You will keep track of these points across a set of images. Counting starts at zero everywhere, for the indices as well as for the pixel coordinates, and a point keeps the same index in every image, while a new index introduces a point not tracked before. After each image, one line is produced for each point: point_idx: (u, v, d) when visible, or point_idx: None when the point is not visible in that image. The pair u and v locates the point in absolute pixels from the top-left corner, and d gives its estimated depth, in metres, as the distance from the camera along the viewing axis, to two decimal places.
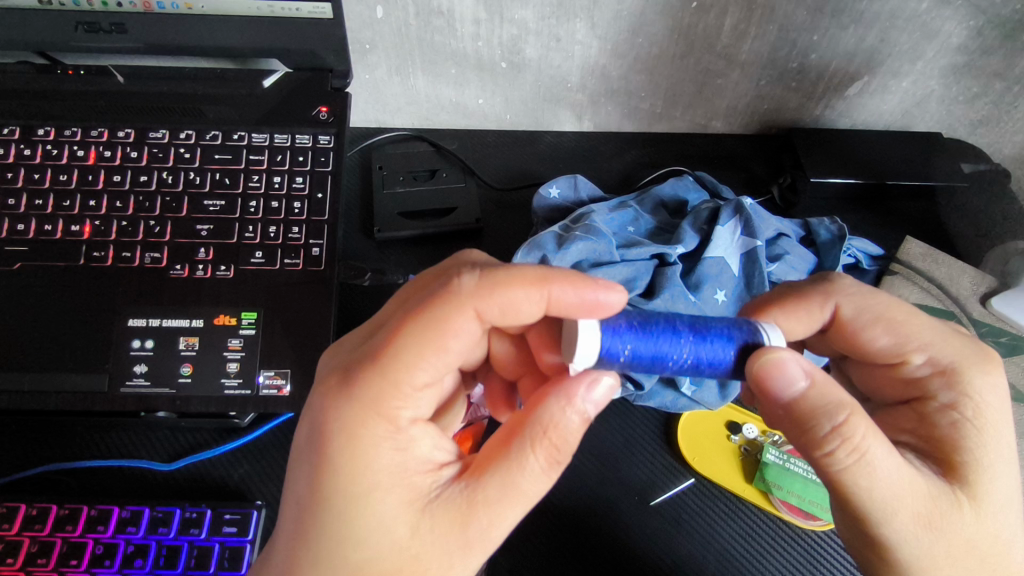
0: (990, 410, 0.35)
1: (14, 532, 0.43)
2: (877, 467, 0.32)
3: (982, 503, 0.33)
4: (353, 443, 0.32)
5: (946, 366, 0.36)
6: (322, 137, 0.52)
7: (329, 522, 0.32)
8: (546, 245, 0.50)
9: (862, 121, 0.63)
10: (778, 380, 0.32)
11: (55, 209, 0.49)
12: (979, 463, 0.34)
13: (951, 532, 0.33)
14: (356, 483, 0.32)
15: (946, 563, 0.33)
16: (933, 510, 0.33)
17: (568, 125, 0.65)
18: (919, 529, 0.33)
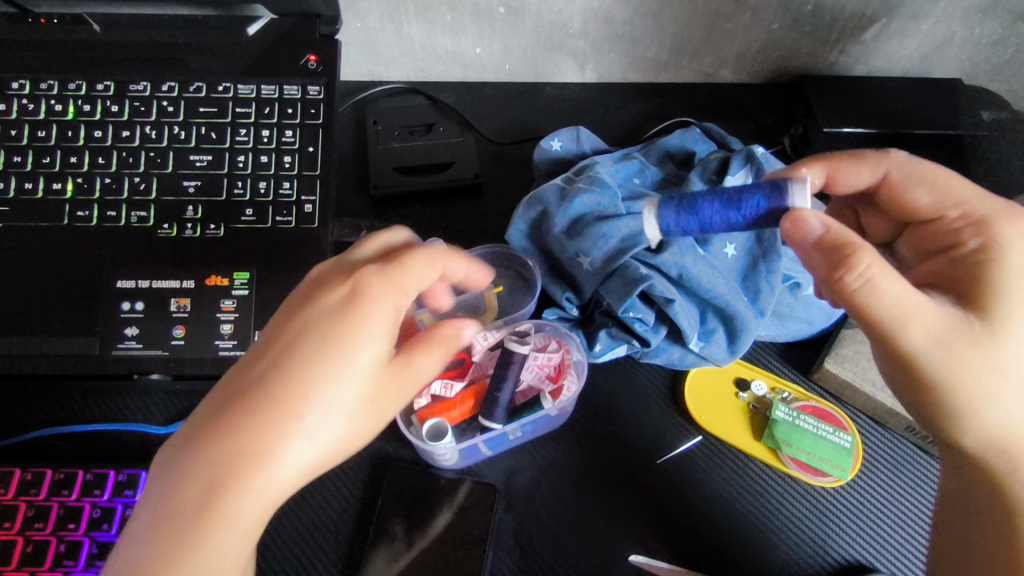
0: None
1: (10, 496, 0.42)
2: (890, 287, 0.33)
3: (998, 333, 0.34)
4: (316, 343, 0.34)
5: (980, 216, 0.37)
6: (311, 88, 0.49)
7: (255, 410, 0.32)
8: (548, 198, 0.48)
9: (878, 68, 0.60)
10: (803, 224, 0.36)
11: (34, 167, 0.46)
12: (1001, 297, 0.35)
13: (972, 348, 0.34)
14: (297, 378, 0.33)
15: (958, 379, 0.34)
16: (943, 323, 0.34)
17: (570, 76, 0.62)
18: (936, 344, 0.34)
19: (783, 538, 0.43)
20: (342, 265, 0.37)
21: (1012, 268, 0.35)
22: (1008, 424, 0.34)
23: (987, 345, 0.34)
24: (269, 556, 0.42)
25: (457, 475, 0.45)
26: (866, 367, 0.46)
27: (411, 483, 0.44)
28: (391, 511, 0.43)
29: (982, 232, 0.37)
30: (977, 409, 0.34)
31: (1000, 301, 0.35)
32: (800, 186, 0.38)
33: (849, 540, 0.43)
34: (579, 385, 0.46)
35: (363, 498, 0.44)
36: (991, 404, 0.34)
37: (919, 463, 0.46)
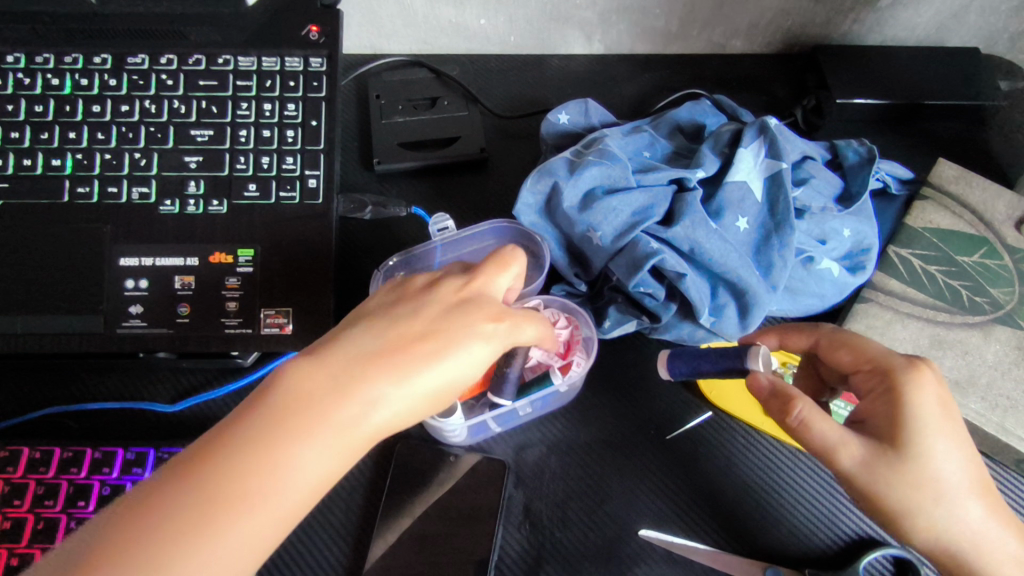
0: (930, 410, 0.35)
1: (19, 474, 0.42)
2: (823, 429, 0.36)
3: (922, 468, 0.34)
4: (441, 338, 0.33)
5: (881, 365, 0.37)
6: (313, 60, 0.48)
7: (363, 373, 0.31)
8: (557, 171, 0.46)
9: (893, 37, 0.59)
10: (757, 381, 0.39)
11: (32, 143, 0.45)
12: (915, 436, 0.35)
13: (903, 479, 0.34)
14: (404, 361, 0.32)
15: (902, 507, 0.34)
16: (875, 456, 0.35)
17: (577, 48, 0.61)
18: (873, 476, 0.35)
19: (793, 513, 0.43)
20: (485, 276, 0.36)
21: (920, 408, 0.35)
22: (959, 539, 0.34)
23: (915, 476, 0.34)
24: None
25: (466, 451, 0.45)
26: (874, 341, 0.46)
27: (420, 459, 0.44)
28: (400, 488, 0.43)
29: (883, 386, 0.36)
30: (928, 531, 0.35)
31: (916, 433, 0.35)
32: (758, 353, 0.40)
33: (857, 516, 0.43)
34: (588, 361, 0.45)
35: (373, 475, 0.44)
36: (939, 524, 0.34)
37: None
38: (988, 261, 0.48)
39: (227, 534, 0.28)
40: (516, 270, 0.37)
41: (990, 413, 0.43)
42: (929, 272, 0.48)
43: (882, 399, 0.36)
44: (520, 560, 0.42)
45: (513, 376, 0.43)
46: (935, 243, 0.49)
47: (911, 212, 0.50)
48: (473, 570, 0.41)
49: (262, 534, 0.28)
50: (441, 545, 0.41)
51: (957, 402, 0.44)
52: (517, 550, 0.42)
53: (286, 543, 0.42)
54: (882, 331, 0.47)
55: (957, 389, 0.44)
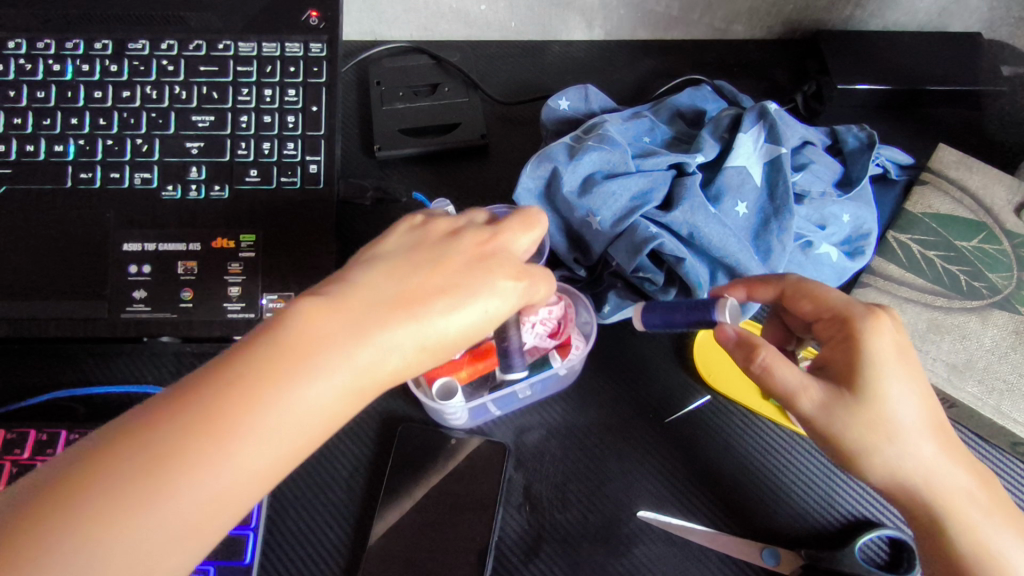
0: (885, 355, 0.36)
1: (26, 456, 0.42)
2: (785, 374, 0.36)
3: (876, 409, 0.35)
4: (459, 292, 0.33)
5: (844, 314, 0.38)
6: (313, 45, 0.48)
7: (377, 318, 0.31)
8: (557, 156, 0.47)
9: (895, 22, 0.59)
10: (723, 330, 0.39)
11: (35, 129, 0.46)
12: (871, 379, 0.36)
13: (862, 420, 0.35)
14: (418, 311, 0.31)
15: (858, 445, 0.36)
16: (834, 399, 0.36)
17: (577, 34, 0.61)
18: (830, 416, 0.36)
19: (793, 494, 0.43)
20: (509, 233, 0.36)
21: (877, 353, 0.36)
22: (912, 476, 0.35)
23: (871, 416, 0.35)
24: (284, 514, 0.43)
25: (467, 434, 0.45)
26: None
27: (421, 442, 0.45)
28: (402, 470, 0.44)
29: (845, 334, 0.37)
30: (882, 468, 0.36)
31: (874, 377, 0.36)
32: (727, 304, 0.39)
33: (855, 497, 0.44)
34: (587, 344, 0.45)
35: (375, 458, 0.45)
36: (895, 462, 0.35)
37: None
38: (987, 246, 0.48)
39: (224, 466, 0.27)
40: (540, 234, 0.37)
41: (987, 396, 0.43)
42: (927, 258, 0.48)
43: (844, 346, 0.37)
44: (520, 541, 0.42)
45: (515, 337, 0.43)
46: (934, 228, 0.49)
47: (911, 198, 0.50)
48: (473, 550, 0.41)
49: (252, 472, 0.28)
50: (443, 525, 0.42)
51: (954, 385, 0.44)
52: (518, 531, 0.42)
53: (291, 524, 0.43)
54: None
55: (955, 372, 0.44)
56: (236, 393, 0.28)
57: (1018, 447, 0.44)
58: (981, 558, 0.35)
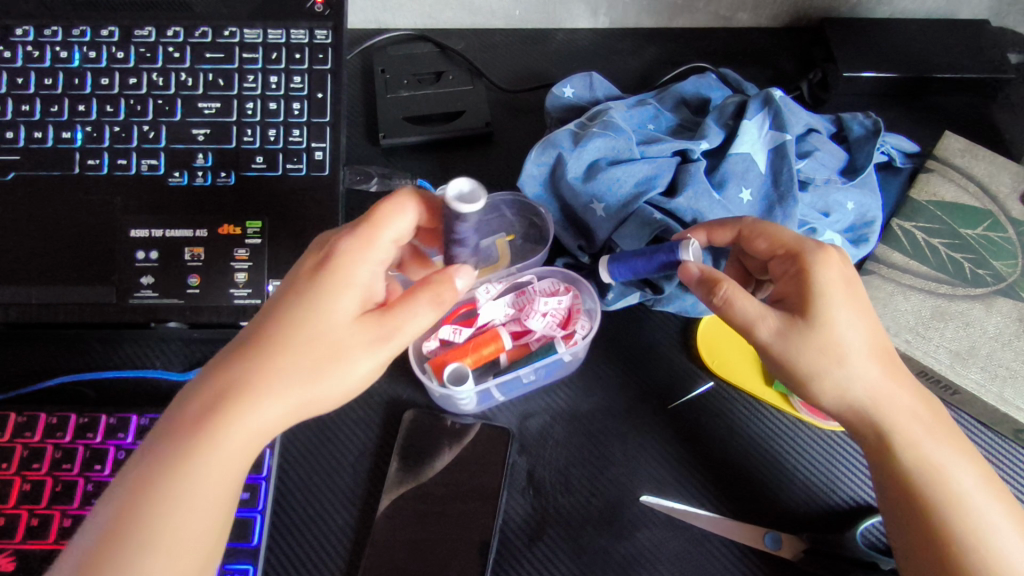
0: (833, 284, 0.37)
1: (37, 439, 0.43)
2: (743, 304, 0.37)
3: (826, 334, 0.36)
4: (289, 298, 0.36)
5: (792, 248, 0.39)
6: (319, 32, 0.48)
7: (223, 359, 0.35)
8: (561, 142, 0.47)
9: (902, 9, 0.58)
10: (685, 271, 0.40)
11: (43, 116, 0.46)
12: (820, 306, 0.37)
13: (810, 344, 0.36)
14: (260, 331, 0.35)
15: (811, 370, 0.36)
16: (788, 326, 0.37)
17: (582, 22, 0.61)
18: (784, 342, 0.37)
19: (802, 485, 0.43)
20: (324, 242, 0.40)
21: (825, 281, 0.37)
22: (861, 398, 0.37)
23: (820, 341, 0.36)
24: (291, 499, 0.44)
25: (474, 419, 0.46)
26: (880, 314, 0.46)
27: (426, 427, 0.45)
28: (408, 454, 0.44)
29: (796, 264, 0.38)
30: (834, 392, 0.37)
31: (825, 305, 0.37)
32: (687, 244, 0.41)
33: (856, 481, 0.44)
34: (593, 326, 0.46)
35: (380, 443, 0.45)
36: (844, 385, 0.36)
37: None
38: (993, 234, 0.48)
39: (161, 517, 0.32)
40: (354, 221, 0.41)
41: (991, 383, 0.43)
42: (931, 245, 0.48)
43: (794, 278, 0.38)
44: (524, 525, 0.42)
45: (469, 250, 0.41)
46: (939, 216, 0.49)
47: (915, 185, 0.50)
48: (479, 535, 0.41)
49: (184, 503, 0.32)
50: (449, 509, 0.42)
51: (957, 372, 0.44)
52: (522, 515, 0.43)
53: (298, 509, 0.43)
54: (883, 306, 0.46)
55: (958, 360, 0.44)
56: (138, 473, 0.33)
57: (1021, 434, 0.44)
58: (925, 473, 0.36)
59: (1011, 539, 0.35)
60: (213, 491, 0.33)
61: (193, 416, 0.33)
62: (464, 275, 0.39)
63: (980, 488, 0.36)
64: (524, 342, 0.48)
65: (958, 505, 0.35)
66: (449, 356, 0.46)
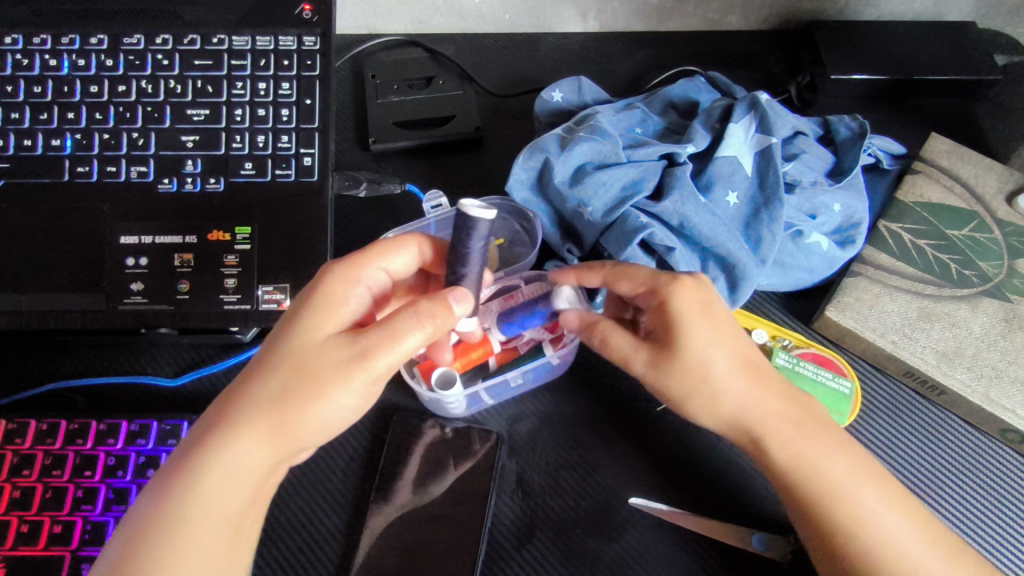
0: (685, 312, 0.38)
1: (27, 445, 0.43)
2: (612, 343, 0.40)
3: (684, 365, 0.38)
4: (281, 330, 0.37)
5: (648, 281, 0.39)
6: (307, 39, 0.48)
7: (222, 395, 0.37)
8: (548, 147, 0.47)
9: (890, 11, 0.59)
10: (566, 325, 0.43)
11: (33, 124, 0.46)
12: (677, 336, 0.38)
13: (670, 374, 0.38)
14: (250, 366, 0.36)
15: (685, 397, 0.39)
16: (656, 359, 0.38)
17: (572, 26, 0.61)
18: (655, 375, 0.39)
19: None
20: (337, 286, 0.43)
21: (679, 311, 0.38)
22: (733, 416, 0.38)
23: (686, 369, 0.38)
24: (281, 503, 0.44)
25: (464, 423, 0.46)
26: (867, 316, 0.46)
27: (415, 432, 0.45)
28: (397, 458, 0.44)
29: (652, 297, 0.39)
30: (708, 416, 0.39)
31: (681, 333, 0.38)
32: (561, 291, 0.44)
33: None
34: None
35: (370, 448, 0.45)
36: (713, 406, 0.38)
37: (919, 408, 0.46)
38: (978, 235, 0.48)
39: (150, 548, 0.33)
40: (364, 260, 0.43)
41: (976, 383, 0.44)
42: (918, 246, 0.48)
43: (655, 310, 0.39)
44: (513, 528, 0.42)
45: (475, 276, 0.39)
46: (926, 217, 0.49)
47: (902, 187, 0.51)
48: (467, 537, 0.42)
49: (166, 532, 0.33)
50: (438, 511, 0.43)
51: (943, 372, 0.44)
52: (511, 518, 0.43)
53: (288, 514, 0.43)
54: (870, 308, 0.46)
55: (944, 360, 0.44)
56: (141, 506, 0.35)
57: (1007, 434, 0.44)
58: (801, 471, 0.38)
59: (894, 520, 0.37)
60: (197, 518, 0.33)
61: (183, 452, 0.35)
62: (462, 300, 0.37)
63: (858, 476, 0.38)
64: (512, 344, 0.48)
65: (838, 496, 0.37)
66: (434, 351, 0.44)
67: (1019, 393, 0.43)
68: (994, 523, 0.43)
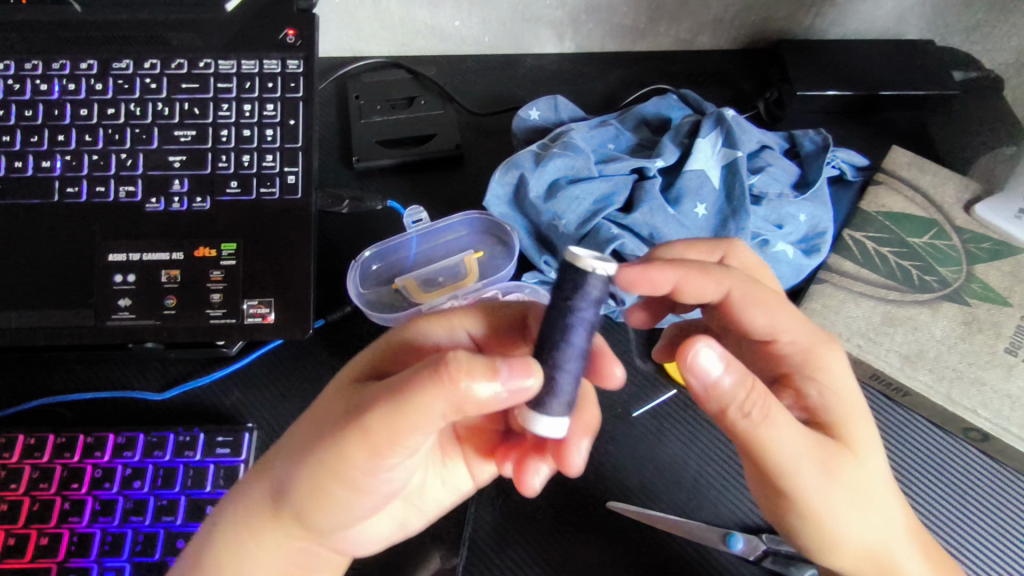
0: (845, 404, 0.38)
1: (14, 460, 0.44)
2: (781, 428, 0.34)
3: (853, 456, 0.36)
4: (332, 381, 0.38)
5: (804, 349, 0.39)
6: (291, 62, 0.50)
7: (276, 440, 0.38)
8: (522, 163, 0.50)
9: (853, 31, 0.61)
10: (694, 375, 0.34)
11: (23, 146, 0.47)
12: (844, 424, 0.37)
13: (838, 474, 0.36)
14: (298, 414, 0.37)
15: (839, 498, 0.36)
16: (827, 449, 0.36)
17: (549, 46, 0.63)
18: (825, 470, 0.35)
19: None
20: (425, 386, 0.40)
21: (840, 391, 0.38)
22: (876, 528, 0.37)
23: (853, 462, 0.36)
24: None
25: None
26: (833, 320, 0.48)
27: None
28: None
29: (808, 367, 0.38)
30: (855, 525, 0.36)
31: (846, 422, 0.37)
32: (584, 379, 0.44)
33: None
34: None
35: None
36: (864, 511, 0.36)
37: (887, 410, 0.48)
38: (938, 242, 0.51)
39: None
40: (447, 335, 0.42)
41: (939, 384, 0.45)
42: (881, 254, 0.50)
43: (814, 389, 0.38)
44: (492, 533, 0.44)
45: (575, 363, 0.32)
46: (887, 226, 0.51)
47: (865, 197, 0.53)
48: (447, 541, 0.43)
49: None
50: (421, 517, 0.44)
51: (906, 374, 0.46)
52: (490, 523, 0.44)
53: None
54: (836, 312, 0.48)
55: (907, 363, 0.46)
56: (199, 552, 0.37)
57: (970, 433, 0.46)
58: None
59: None
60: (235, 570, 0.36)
61: (235, 499, 0.37)
62: (516, 368, 0.30)
63: None
64: None
65: None
66: (527, 460, 0.40)
67: (979, 393, 0.45)
68: (959, 520, 0.44)
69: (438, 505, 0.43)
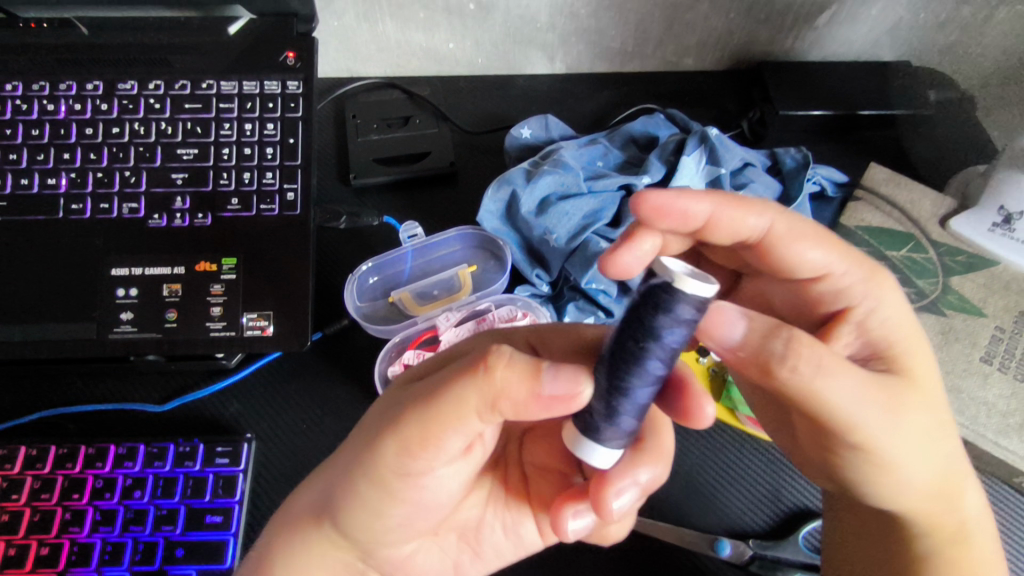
0: (900, 331, 0.36)
1: (16, 471, 0.44)
2: (837, 381, 0.32)
3: (917, 388, 0.35)
4: None
5: (857, 282, 0.37)
6: (291, 83, 0.51)
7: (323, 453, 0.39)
8: (514, 180, 0.52)
9: (832, 53, 0.64)
10: (715, 337, 0.33)
11: (30, 164, 0.49)
12: (902, 354, 0.36)
13: (904, 412, 0.34)
14: None
15: (904, 443, 0.34)
16: (890, 385, 0.34)
17: (540, 67, 0.65)
18: (892, 415, 0.33)
19: (750, 493, 0.46)
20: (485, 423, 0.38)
21: (893, 321, 0.36)
22: (934, 473, 0.36)
23: (917, 398, 0.35)
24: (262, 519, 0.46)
25: None
26: None
27: None
28: None
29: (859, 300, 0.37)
30: (916, 473, 0.35)
31: (905, 353, 0.36)
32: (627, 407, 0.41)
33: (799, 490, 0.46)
34: None
35: None
36: (926, 459, 0.35)
37: None
38: (915, 255, 0.53)
39: None
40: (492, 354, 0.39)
41: None
42: None
43: (864, 317, 0.37)
44: None
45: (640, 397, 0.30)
46: (866, 240, 0.54)
47: (845, 212, 0.55)
48: None
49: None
50: None
51: None
52: None
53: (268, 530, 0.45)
54: None
55: None
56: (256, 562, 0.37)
57: None
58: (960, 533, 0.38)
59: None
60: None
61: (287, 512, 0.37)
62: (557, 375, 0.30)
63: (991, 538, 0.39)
64: None
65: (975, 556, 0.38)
66: (566, 502, 0.38)
67: (955, 400, 0.47)
68: None
69: (508, 550, 0.43)
